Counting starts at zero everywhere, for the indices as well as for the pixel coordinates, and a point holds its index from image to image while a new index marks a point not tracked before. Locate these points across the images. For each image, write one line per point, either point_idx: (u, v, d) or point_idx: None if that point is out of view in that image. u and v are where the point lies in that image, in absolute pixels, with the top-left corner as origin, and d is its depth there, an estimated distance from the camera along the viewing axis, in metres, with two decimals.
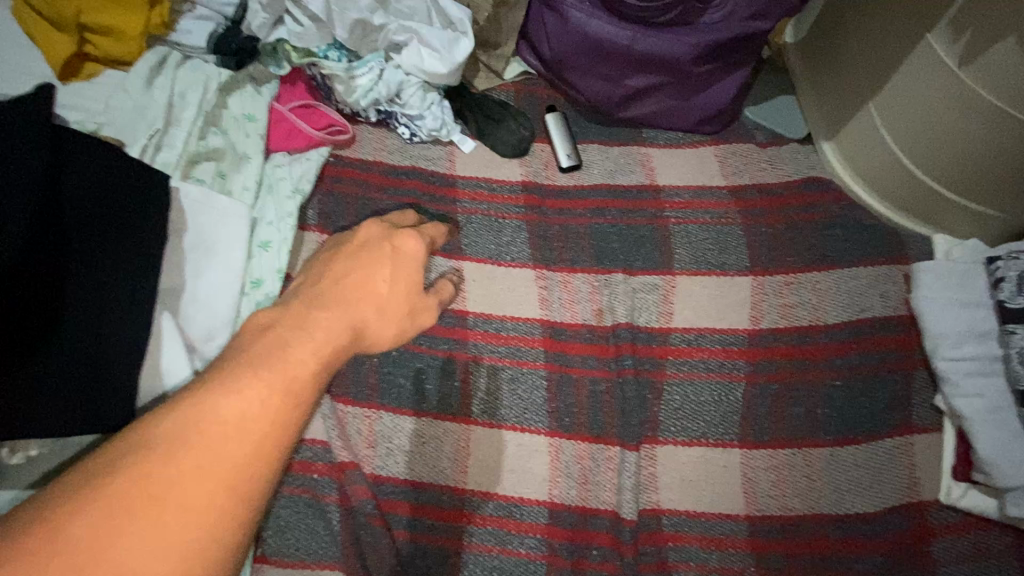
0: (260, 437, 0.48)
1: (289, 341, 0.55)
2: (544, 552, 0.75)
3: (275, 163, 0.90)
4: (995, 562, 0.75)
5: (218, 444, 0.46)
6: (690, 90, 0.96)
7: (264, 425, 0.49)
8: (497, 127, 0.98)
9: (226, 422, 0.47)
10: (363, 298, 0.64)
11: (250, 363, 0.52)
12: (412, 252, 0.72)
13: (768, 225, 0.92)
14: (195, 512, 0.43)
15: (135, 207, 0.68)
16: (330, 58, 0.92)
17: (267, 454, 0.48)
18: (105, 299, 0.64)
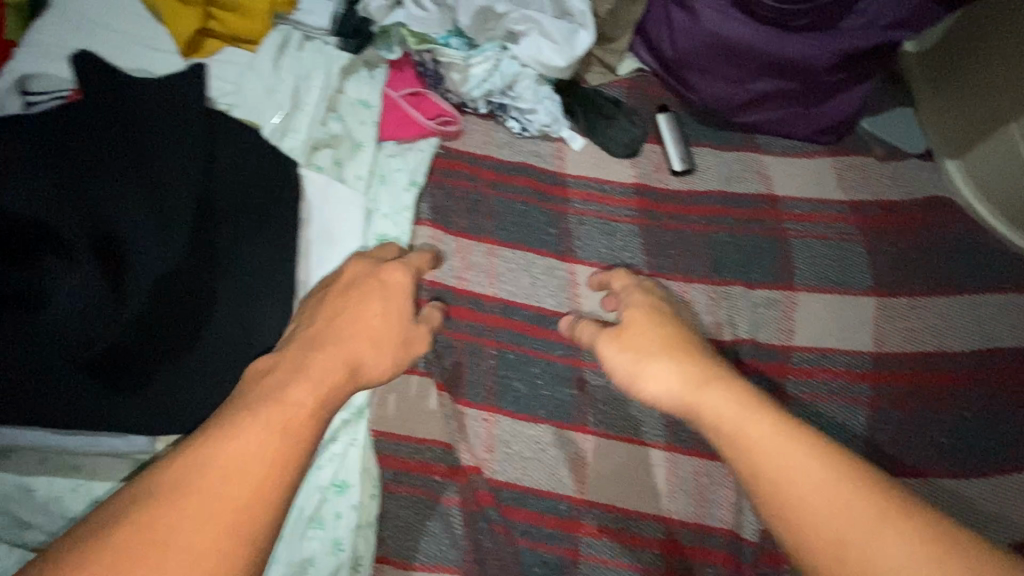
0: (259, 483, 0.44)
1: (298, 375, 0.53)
2: (662, 567, 0.75)
3: (387, 152, 0.88)
4: None
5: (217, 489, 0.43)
6: (815, 97, 0.93)
7: (267, 466, 0.45)
8: (610, 125, 0.94)
9: (229, 465, 0.44)
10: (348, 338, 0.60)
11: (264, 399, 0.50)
12: (395, 284, 0.67)
13: (893, 244, 0.89)
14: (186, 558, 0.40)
15: (276, 198, 0.68)
16: (450, 45, 0.89)
17: (268, 499, 0.44)
18: (252, 290, 0.65)
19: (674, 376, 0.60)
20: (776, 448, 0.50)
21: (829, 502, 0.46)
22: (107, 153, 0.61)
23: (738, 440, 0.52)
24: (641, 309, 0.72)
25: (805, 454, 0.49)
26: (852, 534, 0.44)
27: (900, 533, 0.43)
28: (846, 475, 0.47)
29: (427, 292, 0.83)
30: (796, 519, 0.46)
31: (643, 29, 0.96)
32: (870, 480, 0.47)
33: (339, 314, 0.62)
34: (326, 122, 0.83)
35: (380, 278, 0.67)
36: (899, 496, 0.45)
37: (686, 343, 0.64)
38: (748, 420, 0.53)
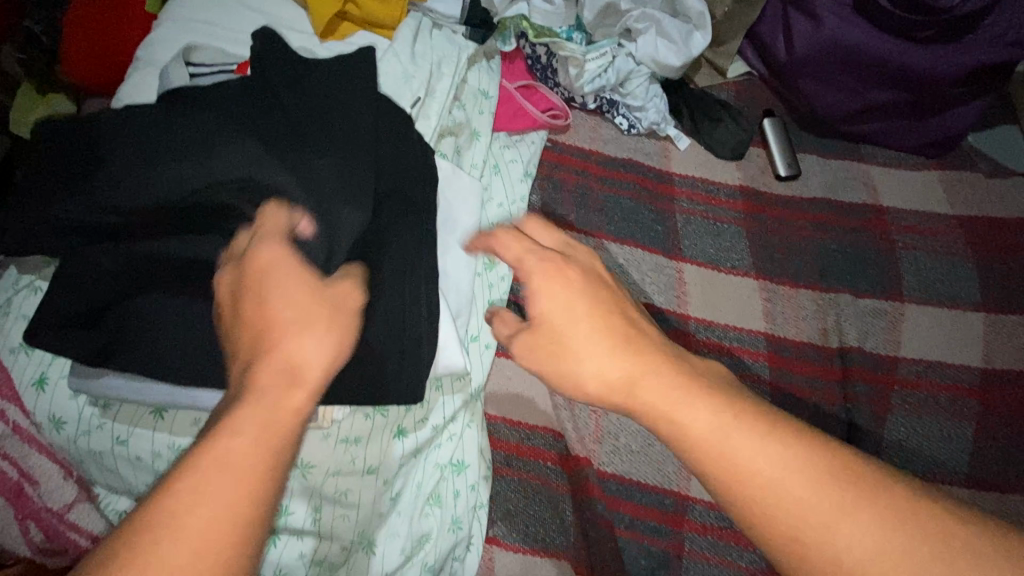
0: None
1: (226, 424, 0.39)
2: (763, 568, 0.75)
3: (500, 142, 0.90)
4: None
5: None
6: (927, 110, 0.93)
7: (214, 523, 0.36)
8: (716, 127, 0.95)
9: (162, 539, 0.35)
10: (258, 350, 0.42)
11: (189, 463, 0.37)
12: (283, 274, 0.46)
13: (1001, 261, 0.88)
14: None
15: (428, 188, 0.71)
16: (572, 39, 0.91)
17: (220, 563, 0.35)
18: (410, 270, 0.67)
19: (617, 364, 0.49)
20: (722, 437, 0.43)
21: (805, 505, 0.40)
22: (309, 134, 0.63)
23: (694, 449, 0.44)
24: (561, 287, 0.52)
25: (764, 450, 0.42)
26: (812, 524, 0.40)
27: (863, 514, 0.39)
28: (807, 461, 0.42)
29: None
30: (753, 510, 0.41)
31: (756, 32, 0.96)
32: (829, 461, 0.42)
33: (236, 315, 0.45)
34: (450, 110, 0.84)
35: (267, 273, 0.46)
36: (863, 467, 0.42)
37: (623, 332, 0.51)
38: (690, 411, 0.45)
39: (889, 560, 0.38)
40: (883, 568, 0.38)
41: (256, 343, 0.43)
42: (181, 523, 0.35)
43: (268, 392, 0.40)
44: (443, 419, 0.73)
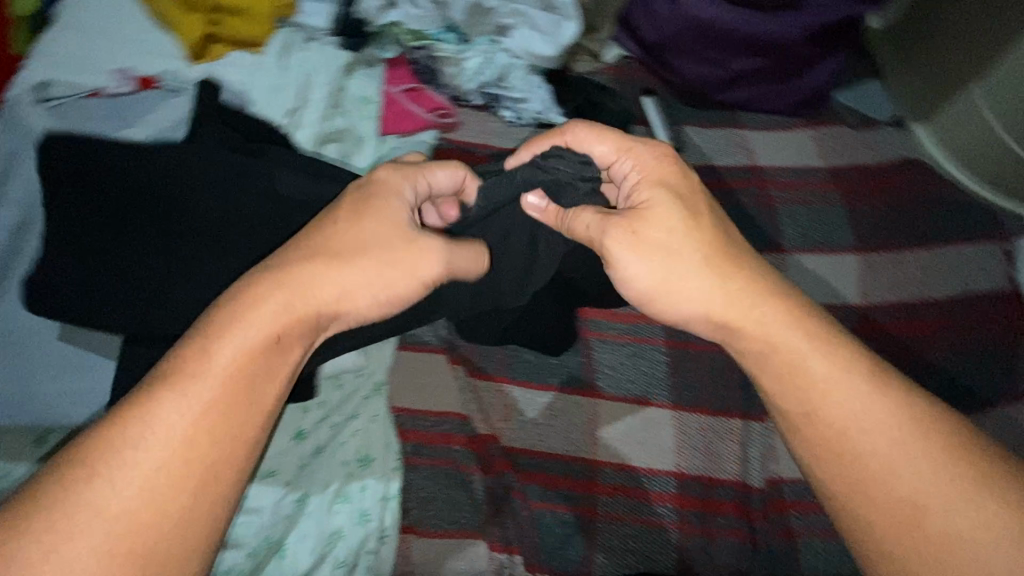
0: (177, 476, 0.50)
1: (220, 333, 0.54)
2: (676, 519, 0.78)
3: (389, 145, 0.91)
4: None
5: (130, 476, 0.49)
6: (789, 73, 1.00)
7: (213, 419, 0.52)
8: (599, 110, 1.00)
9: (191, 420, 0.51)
10: (285, 270, 0.57)
11: (180, 368, 0.53)
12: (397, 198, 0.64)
13: (871, 204, 0.94)
14: (104, 540, 0.47)
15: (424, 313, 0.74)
16: (444, 40, 0.94)
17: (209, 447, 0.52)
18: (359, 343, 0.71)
19: (709, 285, 0.61)
20: (834, 385, 0.57)
21: (885, 451, 0.55)
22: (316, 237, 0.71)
23: (775, 356, 0.60)
24: (669, 192, 0.65)
25: (882, 412, 0.56)
26: (928, 501, 0.52)
27: (928, 461, 0.54)
28: (894, 414, 0.56)
29: None
30: (871, 481, 0.54)
31: (624, 19, 1.02)
32: (916, 416, 0.56)
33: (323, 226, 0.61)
34: (330, 119, 0.87)
35: (387, 202, 0.63)
36: (960, 439, 0.55)
37: (728, 261, 0.62)
38: (755, 320, 0.60)
39: (947, 504, 0.52)
40: (939, 510, 0.52)
41: (317, 252, 0.59)
42: (166, 420, 0.51)
43: (266, 305, 0.55)
44: (344, 416, 0.76)
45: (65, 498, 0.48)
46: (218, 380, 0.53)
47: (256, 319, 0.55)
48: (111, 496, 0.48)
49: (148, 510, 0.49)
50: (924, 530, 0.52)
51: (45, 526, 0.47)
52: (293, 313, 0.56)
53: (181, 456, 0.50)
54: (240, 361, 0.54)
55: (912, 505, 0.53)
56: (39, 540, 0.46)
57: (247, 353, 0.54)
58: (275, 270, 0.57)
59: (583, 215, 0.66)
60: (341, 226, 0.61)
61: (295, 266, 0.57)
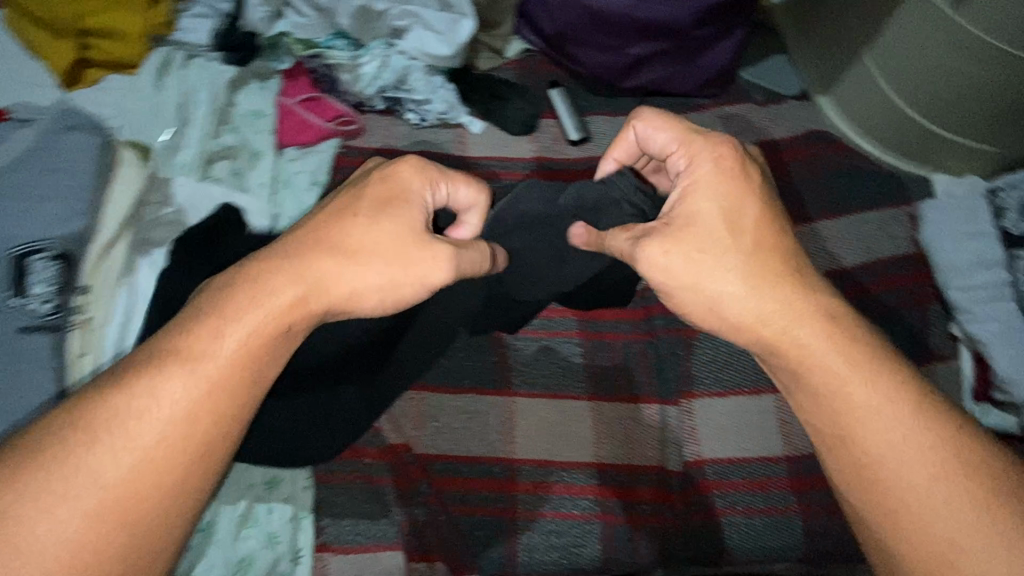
0: (166, 456, 0.48)
1: (235, 312, 0.53)
2: (598, 511, 0.78)
3: (288, 158, 0.90)
4: None
5: (128, 451, 0.47)
6: (691, 54, 0.98)
7: (205, 415, 0.50)
8: (505, 106, 0.99)
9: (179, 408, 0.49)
10: (303, 256, 0.56)
11: (187, 345, 0.51)
12: (413, 187, 0.61)
13: (777, 179, 0.95)
14: (95, 507, 0.45)
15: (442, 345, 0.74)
16: (334, 47, 0.93)
17: (203, 439, 0.50)
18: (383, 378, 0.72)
19: (753, 303, 0.55)
20: (875, 411, 0.51)
21: (923, 487, 0.49)
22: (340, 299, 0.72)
23: (815, 371, 0.53)
24: (720, 199, 0.57)
25: (926, 446, 0.50)
26: (962, 541, 0.47)
27: (967, 499, 0.48)
28: (931, 445, 0.50)
29: None
30: (894, 514, 0.49)
31: (521, 10, 1.00)
32: (961, 452, 0.50)
33: (337, 215, 0.59)
34: (218, 135, 0.85)
35: (388, 178, 0.61)
36: (993, 470, 0.49)
37: (768, 267, 0.56)
38: (801, 333, 0.54)
39: (991, 552, 0.46)
40: (975, 554, 0.46)
41: (327, 238, 0.58)
42: (170, 393, 0.49)
43: (280, 295, 0.54)
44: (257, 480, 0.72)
45: (61, 459, 0.46)
46: (225, 359, 0.51)
47: (268, 304, 0.54)
48: (109, 464, 0.46)
49: (142, 483, 0.47)
50: (960, 574, 0.46)
51: (39, 486, 0.45)
52: (303, 301, 0.55)
53: (177, 437, 0.49)
54: (247, 345, 0.52)
55: (947, 545, 0.47)
56: (35, 501, 0.44)
57: (252, 337, 0.52)
58: (295, 260, 0.56)
59: (622, 233, 0.62)
60: (358, 220, 0.58)
61: (311, 256, 0.56)
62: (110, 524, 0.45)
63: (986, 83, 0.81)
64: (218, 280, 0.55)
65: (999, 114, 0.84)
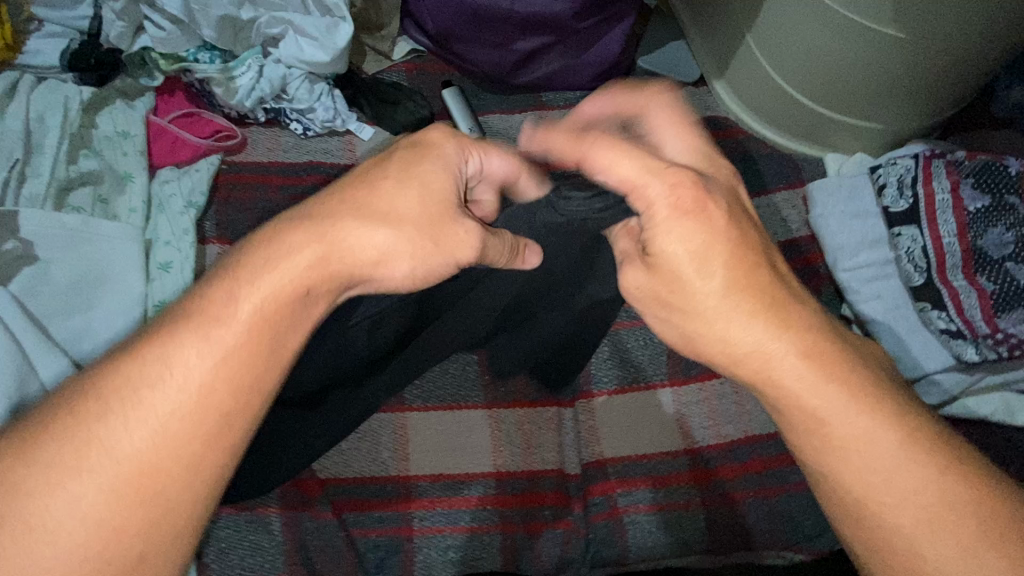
0: (188, 431, 0.41)
1: (249, 279, 0.45)
2: (497, 521, 0.77)
3: (162, 178, 0.86)
4: None
5: (142, 420, 0.41)
6: (580, 45, 0.96)
7: (225, 390, 0.43)
8: (394, 110, 0.95)
9: (209, 377, 0.42)
10: (318, 228, 0.47)
11: (204, 309, 0.44)
12: (447, 152, 0.53)
13: None
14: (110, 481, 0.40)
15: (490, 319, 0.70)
16: (201, 60, 0.89)
17: (212, 421, 0.42)
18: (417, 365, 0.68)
19: (753, 323, 0.47)
20: (877, 440, 0.44)
21: (897, 507, 0.44)
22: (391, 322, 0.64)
23: (795, 409, 0.47)
24: (687, 239, 0.47)
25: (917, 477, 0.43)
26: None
27: (954, 539, 0.42)
28: (931, 480, 0.43)
29: None
30: (886, 548, 0.44)
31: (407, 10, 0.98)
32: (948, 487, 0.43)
33: (348, 180, 0.50)
34: (77, 161, 0.81)
35: (419, 145, 0.53)
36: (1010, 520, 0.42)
37: (764, 292, 0.47)
38: (781, 365, 0.46)
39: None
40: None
41: (352, 199, 0.49)
42: (184, 364, 0.42)
43: (296, 255, 0.46)
44: None
45: (82, 426, 0.41)
46: (242, 327, 0.44)
47: (280, 268, 0.45)
48: (118, 441, 0.40)
49: (154, 463, 0.41)
50: None
51: (55, 455, 0.40)
52: (321, 274, 0.46)
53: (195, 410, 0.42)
54: (263, 313, 0.44)
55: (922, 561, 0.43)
56: (46, 474, 0.39)
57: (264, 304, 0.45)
58: (319, 215, 0.48)
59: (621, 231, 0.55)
60: (390, 185, 0.49)
61: (330, 216, 0.47)
62: (128, 502, 0.40)
63: (865, 60, 0.80)
64: (241, 241, 0.48)
65: (879, 89, 0.84)
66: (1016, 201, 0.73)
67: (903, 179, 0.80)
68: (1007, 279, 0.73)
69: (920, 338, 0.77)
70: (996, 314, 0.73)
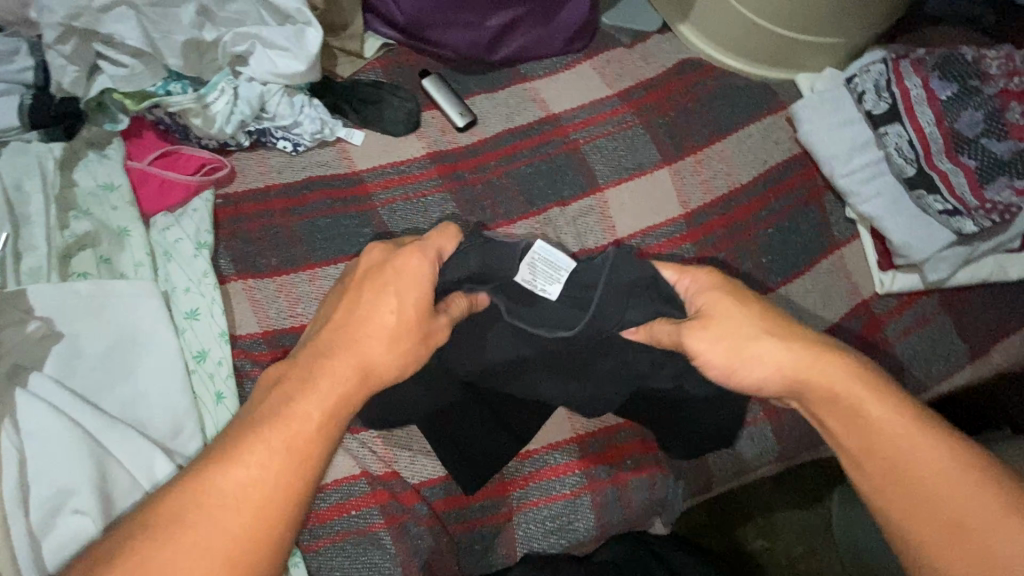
0: (256, 514, 0.48)
1: (307, 391, 0.53)
2: (588, 483, 0.79)
3: (159, 225, 0.80)
4: (950, 333, 0.87)
5: (224, 506, 0.47)
6: (548, 12, 0.99)
7: (287, 481, 0.49)
8: (380, 109, 0.93)
9: (267, 477, 0.49)
10: (339, 355, 0.55)
11: (277, 415, 0.51)
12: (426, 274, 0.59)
13: (663, 115, 0.96)
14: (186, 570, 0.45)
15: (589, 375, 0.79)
16: (173, 91, 0.83)
17: (285, 512, 0.49)
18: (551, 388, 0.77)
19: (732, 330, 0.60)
20: (903, 428, 0.55)
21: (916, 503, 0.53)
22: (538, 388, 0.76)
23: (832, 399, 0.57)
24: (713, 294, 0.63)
25: (934, 448, 0.54)
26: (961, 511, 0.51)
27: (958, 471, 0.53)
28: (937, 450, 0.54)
29: (264, 344, 0.78)
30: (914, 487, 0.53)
31: (368, 4, 0.96)
32: (927, 433, 0.54)
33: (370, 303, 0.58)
34: (68, 224, 0.76)
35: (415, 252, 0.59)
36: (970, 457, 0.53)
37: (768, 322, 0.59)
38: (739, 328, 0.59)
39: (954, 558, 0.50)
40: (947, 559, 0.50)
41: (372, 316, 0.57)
42: (249, 465, 0.49)
43: (342, 371, 0.54)
44: None
45: (178, 522, 0.47)
46: (309, 424, 0.51)
47: (327, 391, 0.53)
48: (176, 564, 0.45)
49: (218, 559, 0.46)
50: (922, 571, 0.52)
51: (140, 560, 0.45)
52: (351, 391, 0.54)
53: (246, 517, 0.47)
54: (328, 408, 0.53)
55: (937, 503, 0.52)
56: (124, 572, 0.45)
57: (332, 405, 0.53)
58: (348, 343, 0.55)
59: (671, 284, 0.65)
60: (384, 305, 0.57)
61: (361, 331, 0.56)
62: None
63: None
64: (298, 356, 0.56)
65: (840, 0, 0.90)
66: (978, 84, 0.83)
67: (878, 84, 0.88)
68: (984, 154, 0.82)
69: (922, 222, 0.86)
70: (983, 186, 0.82)
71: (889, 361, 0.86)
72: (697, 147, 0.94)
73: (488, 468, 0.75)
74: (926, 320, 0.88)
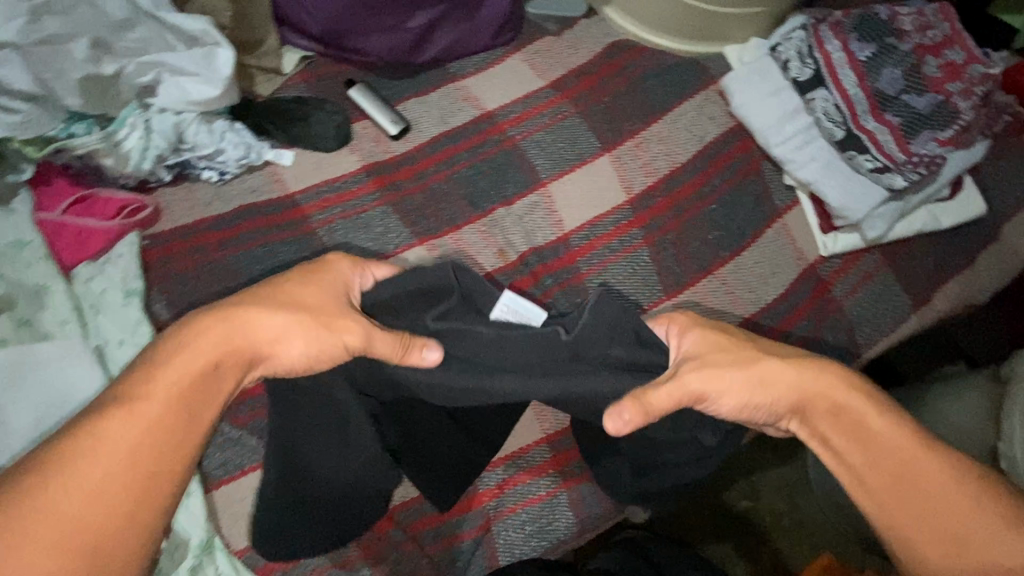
0: (93, 497, 0.47)
1: (165, 369, 0.52)
2: (562, 481, 0.79)
3: (83, 277, 0.76)
4: (895, 286, 0.90)
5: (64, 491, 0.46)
6: (470, 6, 0.96)
7: (138, 461, 0.49)
8: (307, 125, 0.89)
9: (109, 453, 0.48)
10: (207, 336, 0.54)
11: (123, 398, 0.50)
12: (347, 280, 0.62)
13: (598, 102, 0.96)
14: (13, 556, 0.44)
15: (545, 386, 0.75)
16: (77, 133, 0.79)
17: (137, 490, 0.48)
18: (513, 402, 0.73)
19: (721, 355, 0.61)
20: (908, 449, 0.56)
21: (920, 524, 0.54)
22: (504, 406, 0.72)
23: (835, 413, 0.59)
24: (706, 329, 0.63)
25: (938, 468, 0.55)
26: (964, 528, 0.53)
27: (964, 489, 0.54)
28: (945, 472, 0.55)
29: None
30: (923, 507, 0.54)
31: (283, 18, 0.92)
32: (944, 457, 0.55)
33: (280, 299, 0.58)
34: None
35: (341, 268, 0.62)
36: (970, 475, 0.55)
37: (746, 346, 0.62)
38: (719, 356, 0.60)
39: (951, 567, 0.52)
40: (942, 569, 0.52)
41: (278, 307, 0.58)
42: (92, 447, 0.48)
43: (210, 350, 0.54)
44: None
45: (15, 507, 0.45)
46: (162, 404, 0.51)
47: (173, 376, 0.52)
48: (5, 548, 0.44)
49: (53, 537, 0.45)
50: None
51: None
52: (215, 367, 0.54)
53: (85, 496, 0.47)
54: (185, 390, 0.52)
55: (945, 522, 0.53)
56: None
57: (195, 384, 0.53)
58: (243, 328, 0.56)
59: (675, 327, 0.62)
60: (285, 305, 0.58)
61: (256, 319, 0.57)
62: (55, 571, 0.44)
63: None
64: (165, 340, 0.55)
65: None
66: (893, 41, 0.85)
67: (801, 51, 0.89)
68: (905, 110, 0.85)
69: (857, 181, 0.87)
70: (909, 140, 0.85)
71: (839, 321, 0.88)
72: (635, 130, 0.94)
73: (462, 483, 0.74)
74: (869, 276, 0.90)
